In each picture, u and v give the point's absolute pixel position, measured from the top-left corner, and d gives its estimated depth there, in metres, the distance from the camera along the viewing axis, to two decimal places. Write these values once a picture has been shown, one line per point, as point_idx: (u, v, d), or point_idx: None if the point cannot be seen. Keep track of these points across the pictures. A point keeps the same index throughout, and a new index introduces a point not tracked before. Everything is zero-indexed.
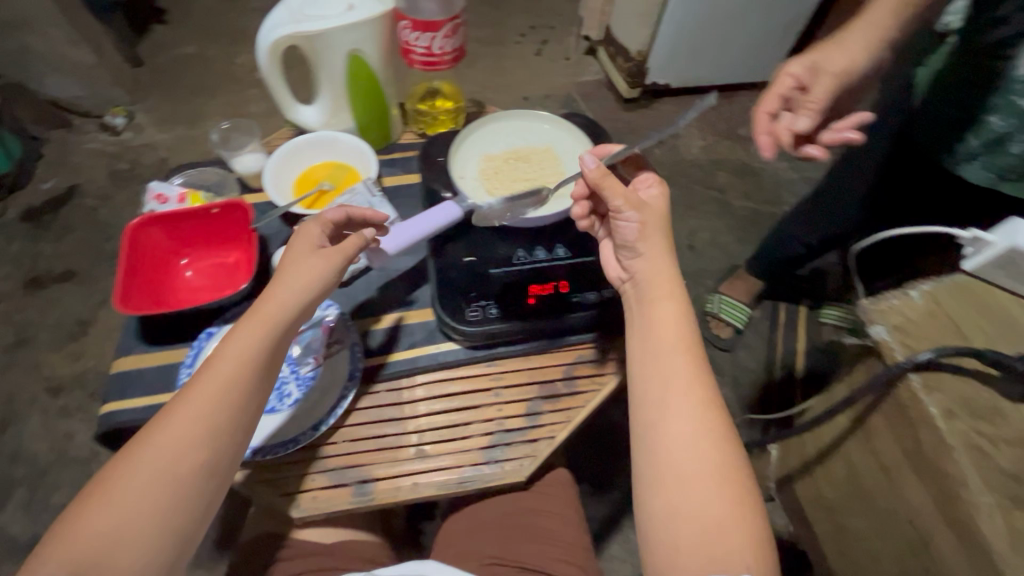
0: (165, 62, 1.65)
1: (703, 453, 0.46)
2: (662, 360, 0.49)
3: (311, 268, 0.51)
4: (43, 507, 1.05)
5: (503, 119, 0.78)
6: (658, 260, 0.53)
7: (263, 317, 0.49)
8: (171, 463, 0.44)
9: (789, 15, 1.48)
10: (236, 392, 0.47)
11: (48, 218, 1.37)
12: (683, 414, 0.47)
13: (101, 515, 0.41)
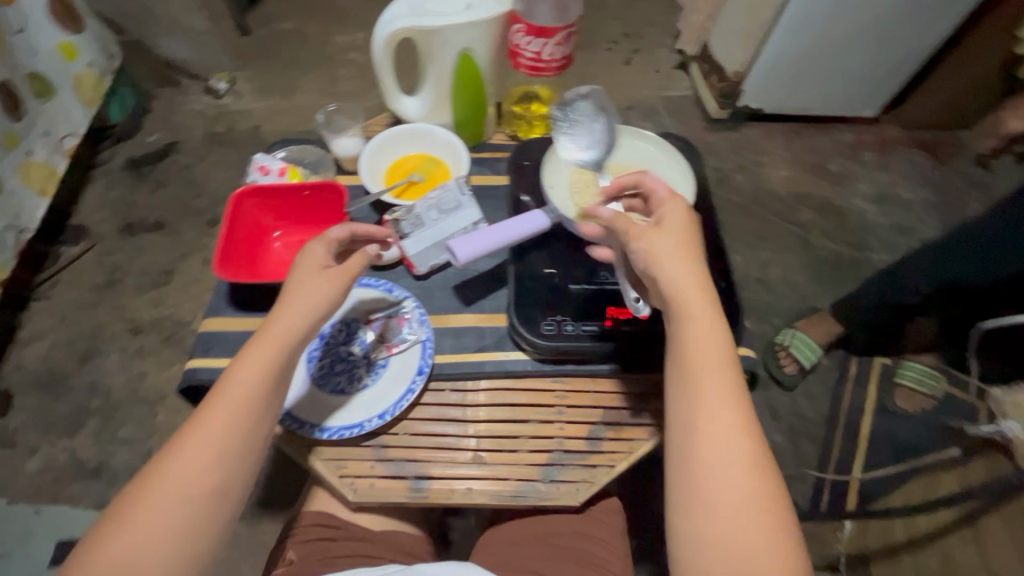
0: (268, 34, 1.73)
1: (746, 502, 0.44)
2: (700, 405, 0.47)
3: (318, 287, 0.53)
4: (112, 438, 1.13)
5: (602, 131, 0.76)
6: (685, 291, 0.50)
7: (271, 341, 0.50)
8: (194, 479, 0.45)
9: (907, 50, 1.38)
10: (255, 399, 0.48)
11: (149, 169, 1.46)
12: (725, 463, 0.45)
13: (128, 535, 0.43)
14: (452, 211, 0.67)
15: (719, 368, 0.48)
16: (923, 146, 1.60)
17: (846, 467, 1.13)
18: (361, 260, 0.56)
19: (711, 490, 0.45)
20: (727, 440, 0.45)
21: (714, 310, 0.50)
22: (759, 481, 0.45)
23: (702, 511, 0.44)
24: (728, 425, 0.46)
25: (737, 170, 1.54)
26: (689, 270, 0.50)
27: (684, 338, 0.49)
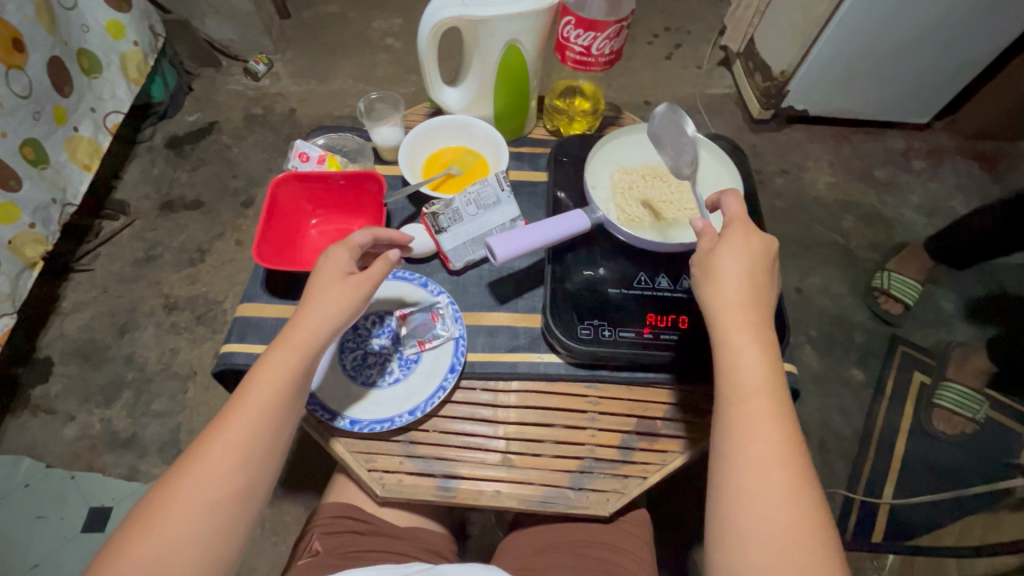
0: (308, 17, 1.73)
1: (791, 529, 0.42)
2: (740, 426, 0.46)
3: (343, 292, 0.53)
4: (144, 411, 1.16)
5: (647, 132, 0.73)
6: (732, 315, 0.50)
7: (298, 343, 0.50)
8: (221, 479, 0.45)
9: (969, 54, 1.31)
10: (285, 400, 0.49)
11: (188, 148, 1.49)
12: (767, 487, 0.43)
13: (152, 532, 0.42)
14: (491, 208, 0.65)
15: (760, 389, 0.47)
16: (979, 157, 1.52)
17: (877, 487, 1.09)
18: (384, 263, 0.55)
19: (752, 515, 0.43)
20: (767, 462, 0.44)
21: (760, 336, 0.49)
22: (805, 508, 0.43)
23: (744, 538, 0.43)
24: (768, 448, 0.45)
25: (779, 173, 1.48)
26: (738, 296, 0.50)
27: (726, 361, 0.49)
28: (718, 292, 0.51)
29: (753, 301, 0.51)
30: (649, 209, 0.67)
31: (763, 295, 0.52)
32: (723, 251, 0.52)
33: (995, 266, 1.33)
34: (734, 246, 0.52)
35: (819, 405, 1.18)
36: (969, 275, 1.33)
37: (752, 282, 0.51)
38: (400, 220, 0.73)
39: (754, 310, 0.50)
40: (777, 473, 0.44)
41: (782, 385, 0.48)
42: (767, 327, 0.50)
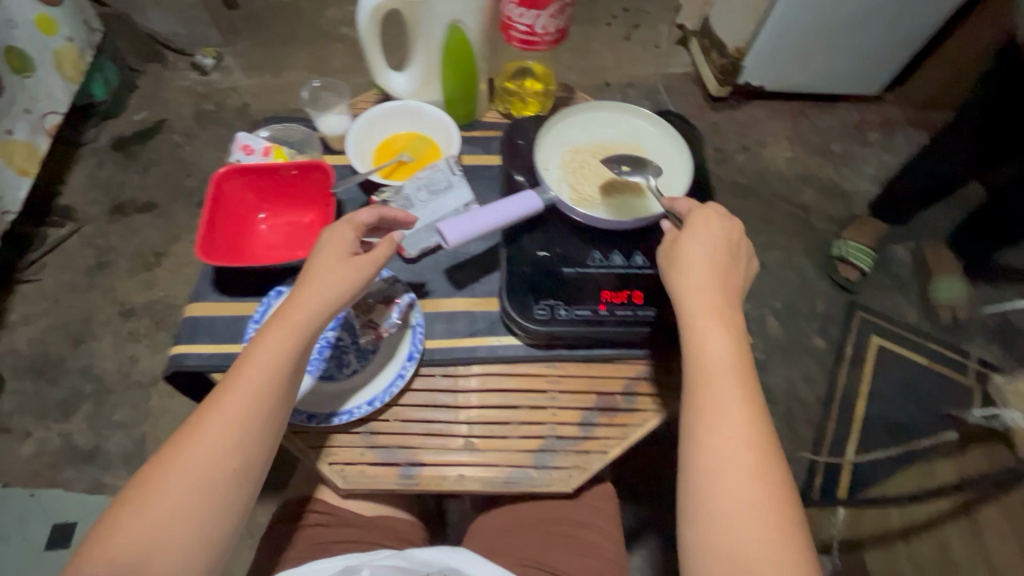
0: (258, 8, 1.67)
1: (755, 506, 0.43)
2: (707, 407, 0.47)
3: (339, 274, 0.51)
4: (106, 422, 1.13)
5: (596, 109, 0.73)
6: (700, 299, 0.51)
7: (291, 326, 0.49)
8: (202, 474, 0.44)
9: (915, 24, 1.34)
10: (271, 394, 0.48)
11: (136, 149, 1.43)
12: (732, 459, 0.45)
13: (134, 526, 0.42)
14: (443, 191, 0.66)
15: (727, 370, 0.48)
16: (928, 126, 1.56)
17: (841, 449, 1.13)
18: (387, 246, 0.53)
19: (720, 488, 0.44)
20: (733, 442, 0.45)
21: (727, 319, 0.50)
22: (769, 485, 0.44)
23: (709, 516, 0.44)
24: (736, 421, 0.46)
25: (739, 150, 1.51)
26: (705, 278, 0.52)
27: (693, 344, 0.50)
28: (683, 278, 0.52)
29: (718, 285, 0.52)
30: (600, 187, 0.67)
31: (730, 279, 0.53)
32: (688, 237, 0.54)
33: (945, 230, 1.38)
34: (700, 231, 0.53)
35: (785, 373, 1.21)
36: (921, 240, 1.38)
37: (718, 267, 0.52)
38: (352, 211, 0.71)
39: (720, 294, 0.51)
40: (742, 453, 0.45)
41: (747, 367, 0.49)
42: (734, 310, 0.51)
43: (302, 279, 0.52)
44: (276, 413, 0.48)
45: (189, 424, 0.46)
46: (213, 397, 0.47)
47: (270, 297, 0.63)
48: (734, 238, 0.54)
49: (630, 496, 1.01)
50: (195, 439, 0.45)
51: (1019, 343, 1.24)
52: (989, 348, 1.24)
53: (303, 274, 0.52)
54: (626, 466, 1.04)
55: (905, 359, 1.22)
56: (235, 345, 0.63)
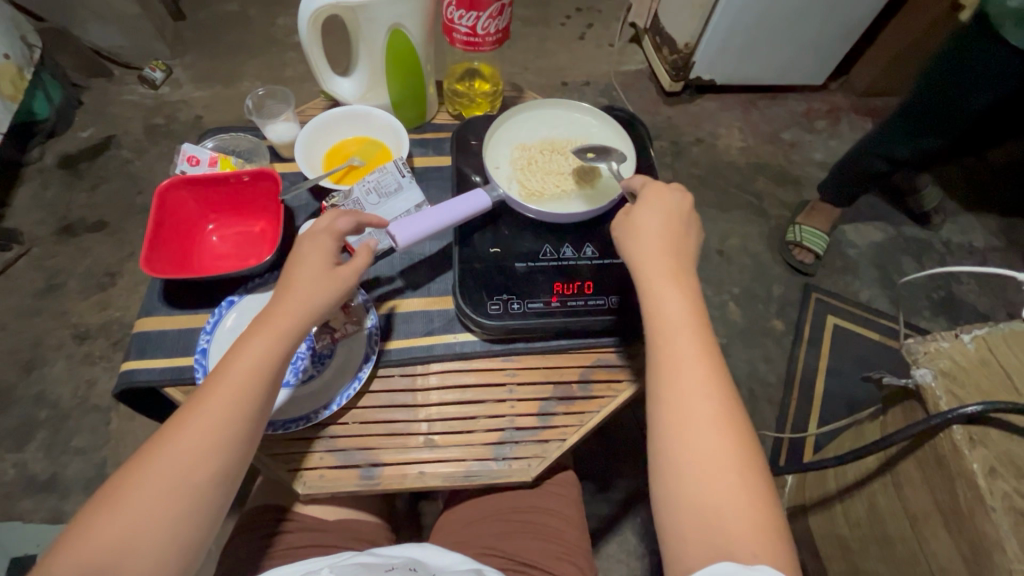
0: (206, 18, 1.64)
1: (714, 452, 0.45)
2: (667, 362, 0.49)
3: (320, 281, 0.52)
4: (63, 449, 1.09)
5: (540, 107, 0.75)
6: (654, 263, 0.53)
7: (274, 329, 0.50)
8: (185, 468, 0.44)
9: (851, 16, 1.40)
10: (253, 394, 0.48)
11: (84, 167, 1.39)
12: (695, 414, 0.46)
13: (115, 519, 0.42)
14: (393, 194, 0.66)
15: (683, 326, 0.50)
16: (870, 113, 1.64)
17: (802, 425, 1.18)
18: (365, 256, 0.54)
19: (684, 443, 0.46)
20: (692, 394, 0.47)
21: (681, 280, 0.52)
22: (729, 432, 0.46)
23: (671, 464, 0.45)
24: (694, 377, 0.47)
25: (693, 142, 1.55)
26: (660, 243, 0.54)
27: (650, 305, 0.52)
28: (637, 248, 0.54)
29: (671, 250, 0.54)
30: (549, 181, 0.69)
31: (683, 246, 0.55)
32: (639, 210, 0.56)
33: (889, 211, 1.45)
34: (650, 204, 0.56)
35: (746, 356, 1.25)
36: (868, 222, 1.44)
37: (670, 235, 0.55)
38: (303, 217, 0.71)
39: (673, 258, 0.53)
40: (702, 404, 0.46)
41: (704, 323, 0.50)
42: (688, 272, 0.54)
43: (287, 282, 0.52)
44: (260, 409, 0.48)
45: (171, 420, 0.46)
46: (197, 393, 0.48)
47: (221, 307, 0.62)
48: (684, 210, 0.57)
49: (602, 484, 1.04)
50: (178, 433, 0.45)
51: (962, 314, 1.31)
52: (936, 320, 1.30)
53: (288, 276, 0.53)
54: (597, 455, 1.06)
55: (859, 335, 1.27)
56: (188, 358, 0.62)
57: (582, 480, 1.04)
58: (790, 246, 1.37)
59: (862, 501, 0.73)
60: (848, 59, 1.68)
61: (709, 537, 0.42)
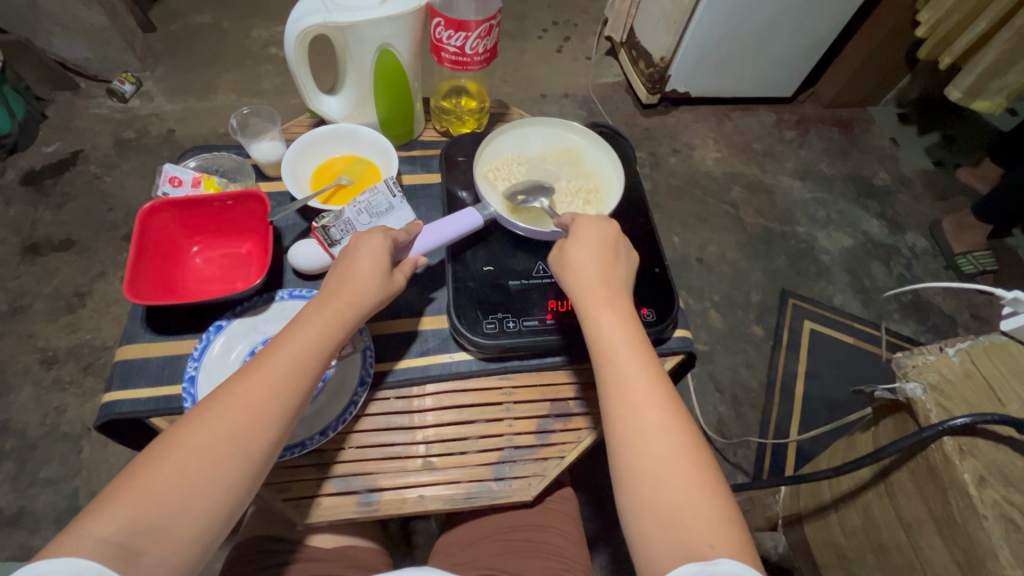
0: (177, 30, 1.61)
1: (670, 457, 0.44)
2: (614, 379, 0.48)
3: (372, 278, 0.52)
4: (29, 481, 1.03)
5: (534, 125, 0.76)
6: (592, 293, 0.53)
7: (333, 313, 0.50)
8: (240, 440, 0.43)
9: (817, 33, 1.45)
10: (303, 379, 0.46)
11: (50, 183, 1.34)
12: (644, 430, 0.45)
13: (160, 483, 0.39)
14: (384, 214, 0.65)
15: (624, 345, 0.49)
16: (837, 123, 1.70)
17: (784, 430, 1.20)
18: (407, 270, 0.57)
19: (646, 458, 0.44)
20: (642, 410, 0.46)
21: (619, 306, 0.52)
22: (683, 438, 0.45)
23: (632, 476, 0.44)
24: (643, 396, 0.47)
25: (671, 153, 1.58)
26: (594, 273, 0.54)
27: (591, 330, 0.52)
28: (576, 280, 0.54)
29: (606, 279, 0.54)
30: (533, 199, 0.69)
31: (615, 271, 0.55)
32: (571, 245, 0.56)
33: (858, 217, 1.52)
34: (582, 237, 0.56)
35: (728, 363, 1.28)
36: (838, 231, 1.50)
37: (604, 261, 0.55)
38: (291, 237, 0.70)
39: (607, 286, 0.54)
40: (650, 415, 0.46)
41: (644, 341, 0.51)
42: (625, 297, 0.54)
43: (348, 269, 0.53)
44: (313, 391, 0.47)
45: (224, 388, 0.45)
46: (252, 364, 0.46)
47: (208, 333, 0.60)
48: (612, 236, 0.57)
49: (593, 495, 1.04)
50: (230, 404, 0.43)
51: (930, 317, 1.36)
52: (905, 323, 1.35)
53: (347, 264, 0.53)
54: (586, 465, 1.07)
55: (835, 340, 1.31)
56: (174, 386, 0.60)
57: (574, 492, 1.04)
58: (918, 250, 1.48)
59: (857, 510, 0.75)
60: (815, 72, 1.74)
61: (673, 541, 0.41)
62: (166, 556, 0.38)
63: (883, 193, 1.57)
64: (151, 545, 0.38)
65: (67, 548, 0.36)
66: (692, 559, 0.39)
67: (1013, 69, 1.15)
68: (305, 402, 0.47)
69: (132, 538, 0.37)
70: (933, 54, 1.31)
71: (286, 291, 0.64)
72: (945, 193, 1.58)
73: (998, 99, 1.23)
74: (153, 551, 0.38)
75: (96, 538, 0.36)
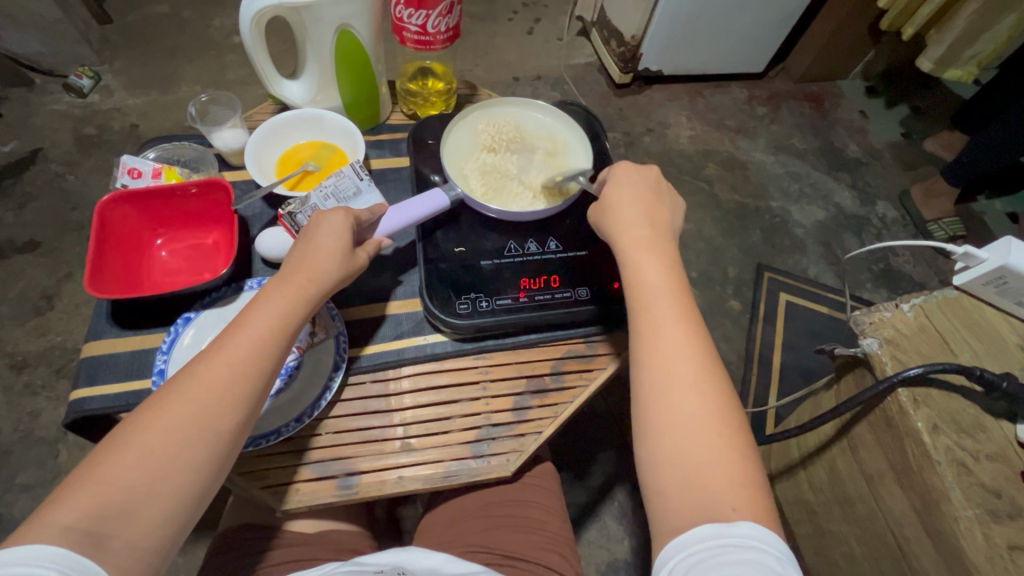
0: (134, 21, 1.55)
1: (698, 408, 0.44)
2: (647, 326, 0.48)
3: (330, 254, 0.52)
4: (7, 488, 1.01)
5: (525, 107, 0.76)
6: (635, 235, 0.54)
7: (294, 291, 0.49)
8: (206, 420, 0.42)
9: (785, 7, 1.46)
10: (268, 359, 0.46)
11: (9, 183, 1.29)
12: (672, 379, 0.45)
13: (126, 464, 0.39)
14: (352, 199, 0.64)
15: (661, 292, 0.49)
16: (807, 97, 1.72)
17: (763, 399, 1.22)
18: (371, 250, 0.57)
19: (674, 408, 0.44)
20: (674, 359, 0.46)
21: (659, 251, 0.53)
22: (711, 390, 0.45)
23: (659, 423, 0.44)
24: (676, 345, 0.46)
25: (645, 133, 1.59)
26: (636, 218, 0.55)
27: (631, 272, 0.52)
28: (620, 222, 0.55)
29: (650, 227, 0.54)
30: (496, 158, 0.70)
31: (660, 220, 0.56)
32: (613, 189, 0.57)
33: (830, 190, 1.55)
34: (623, 181, 0.58)
35: None
36: (811, 204, 1.52)
37: (649, 208, 0.56)
38: (258, 226, 0.69)
39: (650, 230, 0.54)
40: (683, 366, 0.45)
41: (681, 289, 0.50)
42: (666, 242, 0.54)
43: (310, 245, 0.52)
44: (280, 369, 0.47)
45: (189, 369, 0.44)
46: (216, 345, 0.46)
47: (176, 325, 0.59)
48: (655, 186, 0.58)
49: (578, 472, 1.05)
50: (201, 382, 0.43)
51: (900, 284, 1.39)
52: (877, 292, 1.38)
53: (306, 242, 0.53)
54: (570, 443, 1.08)
55: (810, 310, 1.34)
56: (144, 381, 0.59)
57: (559, 470, 1.05)
58: (889, 219, 1.51)
59: (824, 467, 0.78)
60: (785, 46, 1.75)
61: (688, 493, 0.41)
62: (138, 538, 0.38)
63: (853, 165, 1.60)
64: (119, 529, 0.37)
65: (31, 537, 0.35)
66: (708, 519, 0.39)
67: (982, 38, 1.18)
68: (272, 382, 0.47)
69: (99, 523, 0.37)
70: (895, 26, 1.33)
71: (255, 281, 0.63)
72: (913, 163, 1.61)
73: (970, 67, 1.25)
74: (122, 535, 0.37)
75: (61, 526, 0.36)
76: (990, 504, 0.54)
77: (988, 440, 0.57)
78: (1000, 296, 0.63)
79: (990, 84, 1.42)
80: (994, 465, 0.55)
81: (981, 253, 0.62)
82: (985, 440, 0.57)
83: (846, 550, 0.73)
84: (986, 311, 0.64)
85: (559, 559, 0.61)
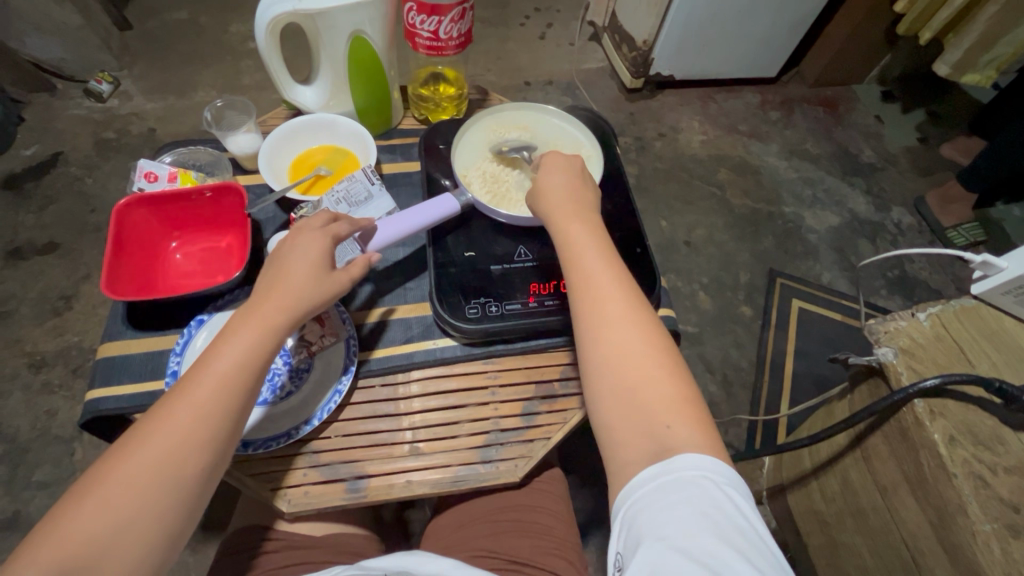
0: (153, 27, 1.58)
1: (647, 381, 0.44)
2: (584, 300, 0.48)
3: (304, 282, 0.50)
4: (24, 485, 1.03)
5: (550, 118, 0.75)
6: (562, 210, 0.54)
7: (262, 323, 0.48)
8: (169, 465, 0.43)
9: (799, 11, 1.44)
10: (234, 397, 0.46)
11: (30, 186, 1.32)
12: (618, 355, 0.46)
13: (86, 519, 0.40)
14: (362, 203, 0.64)
15: (596, 265, 0.50)
16: (821, 102, 1.70)
17: (774, 407, 1.21)
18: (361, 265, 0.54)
19: (621, 384, 0.45)
20: (617, 335, 0.46)
21: (590, 224, 0.53)
22: (658, 361, 0.45)
23: (612, 401, 0.45)
24: (616, 321, 0.47)
25: (656, 137, 1.58)
26: (563, 194, 0.55)
27: (562, 245, 0.52)
28: (546, 202, 0.55)
29: (572, 200, 0.55)
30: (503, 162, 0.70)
31: (585, 195, 0.56)
32: (540, 175, 0.57)
33: (844, 195, 1.53)
34: (548, 166, 0.58)
35: (718, 343, 1.28)
36: (825, 209, 1.50)
37: (574, 185, 0.56)
38: (271, 230, 0.70)
39: (576, 204, 0.55)
40: (628, 341, 0.46)
41: (615, 261, 0.51)
42: (593, 214, 0.55)
43: (281, 273, 0.51)
44: (248, 405, 0.47)
45: (153, 413, 0.44)
46: (183, 386, 0.45)
47: (190, 328, 0.60)
48: (578, 167, 0.58)
49: (587, 478, 1.05)
50: (166, 425, 0.44)
51: (916, 291, 1.37)
52: (892, 299, 1.36)
53: (282, 263, 0.52)
54: (579, 449, 1.08)
55: (823, 317, 1.32)
56: (157, 382, 0.60)
57: (567, 475, 1.05)
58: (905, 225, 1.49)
59: (837, 477, 0.77)
60: (799, 51, 1.73)
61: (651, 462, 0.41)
62: None
63: (868, 170, 1.58)
64: None
65: None
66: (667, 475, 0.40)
67: (1000, 41, 1.16)
68: (241, 419, 0.46)
69: None
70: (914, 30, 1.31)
71: None
72: (929, 168, 1.58)
73: (987, 73, 1.24)
74: None
75: None
76: (1009, 519, 0.52)
77: (1008, 454, 0.55)
78: (1021, 306, 0.62)
79: (1008, 89, 1.40)
80: (1013, 479, 0.54)
81: (1000, 261, 0.61)
82: (1004, 453, 0.55)
83: (861, 563, 0.72)
84: (1006, 322, 0.63)
85: (565, 566, 0.61)
